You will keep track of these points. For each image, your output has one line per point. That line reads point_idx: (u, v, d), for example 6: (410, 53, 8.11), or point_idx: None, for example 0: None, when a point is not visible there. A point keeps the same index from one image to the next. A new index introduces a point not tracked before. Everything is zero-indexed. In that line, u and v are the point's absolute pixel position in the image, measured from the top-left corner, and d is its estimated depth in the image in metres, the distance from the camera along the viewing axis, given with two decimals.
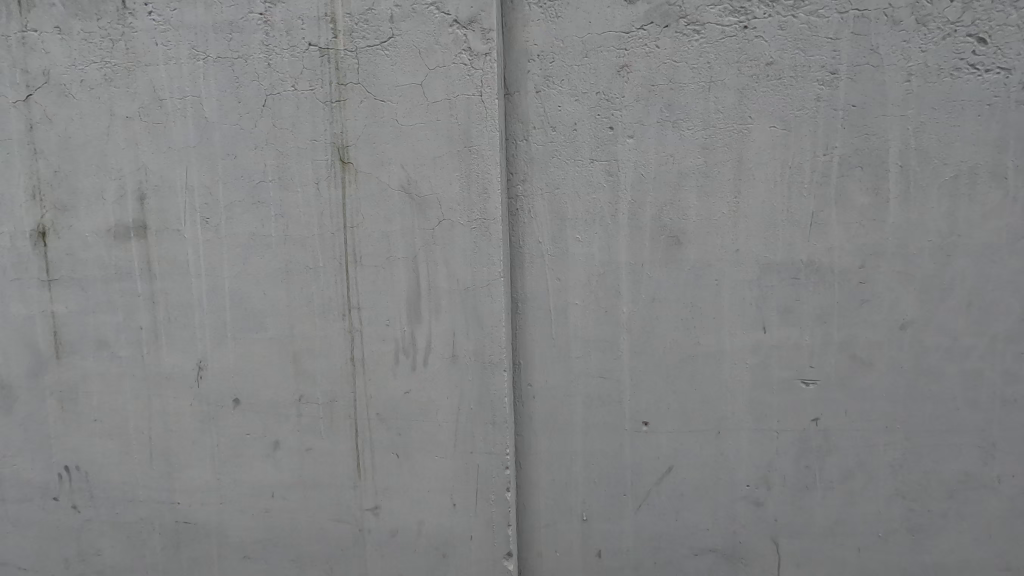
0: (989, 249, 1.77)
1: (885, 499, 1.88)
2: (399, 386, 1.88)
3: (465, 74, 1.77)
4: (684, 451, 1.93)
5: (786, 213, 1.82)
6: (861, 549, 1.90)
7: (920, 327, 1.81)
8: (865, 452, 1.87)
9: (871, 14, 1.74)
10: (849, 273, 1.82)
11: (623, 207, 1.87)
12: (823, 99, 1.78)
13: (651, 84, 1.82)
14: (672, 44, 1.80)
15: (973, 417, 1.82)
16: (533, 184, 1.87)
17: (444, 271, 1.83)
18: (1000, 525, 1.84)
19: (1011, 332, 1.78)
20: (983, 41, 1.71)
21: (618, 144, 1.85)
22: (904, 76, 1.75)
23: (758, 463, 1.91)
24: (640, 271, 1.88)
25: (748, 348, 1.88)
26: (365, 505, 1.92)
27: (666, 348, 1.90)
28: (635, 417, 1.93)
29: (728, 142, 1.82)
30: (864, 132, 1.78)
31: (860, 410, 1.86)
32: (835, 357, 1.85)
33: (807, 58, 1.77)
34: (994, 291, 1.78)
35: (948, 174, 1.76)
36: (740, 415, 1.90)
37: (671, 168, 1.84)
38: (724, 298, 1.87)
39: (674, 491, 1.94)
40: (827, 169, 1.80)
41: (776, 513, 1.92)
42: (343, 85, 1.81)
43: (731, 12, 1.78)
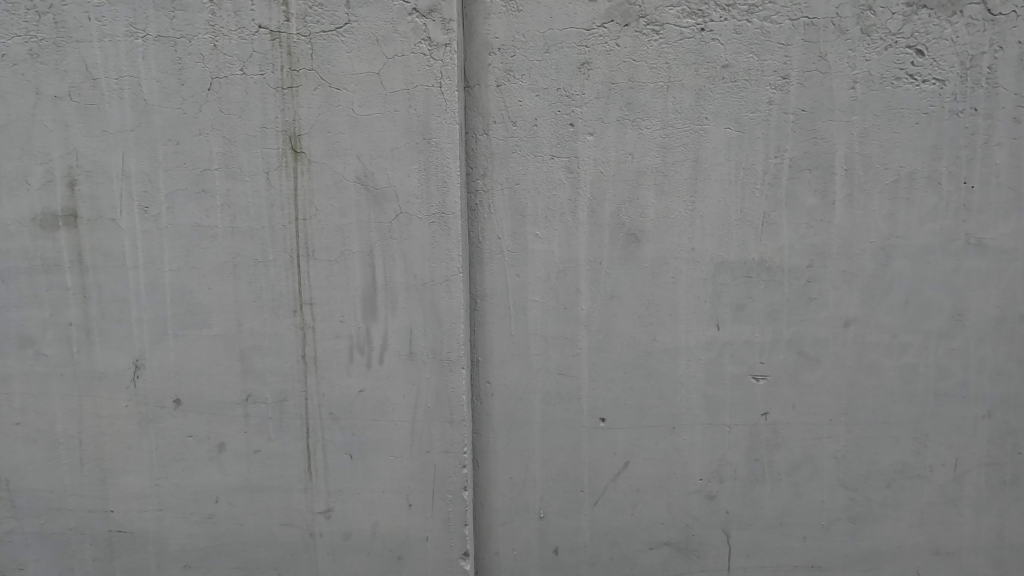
0: (925, 251, 1.86)
1: (828, 490, 1.95)
2: (353, 384, 1.82)
3: (425, 65, 1.73)
4: (640, 447, 1.95)
5: (739, 213, 1.87)
6: (807, 538, 1.97)
7: (863, 324, 1.89)
8: (811, 445, 1.94)
9: (820, 23, 1.80)
10: (798, 272, 1.88)
11: (583, 204, 1.87)
12: (775, 103, 1.83)
13: (612, 81, 1.83)
14: (632, 43, 1.82)
15: (909, 410, 1.92)
16: (493, 179, 1.85)
17: (401, 267, 1.79)
18: (932, 512, 1.95)
19: (943, 329, 1.89)
20: (921, 53, 1.81)
21: (579, 141, 1.85)
22: (850, 83, 1.82)
23: (710, 457, 1.95)
24: (599, 267, 1.89)
25: (703, 345, 1.91)
26: (316, 508, 1.85)
27: (624, 345, 1.92)
28: (592, 413, 1.94)
29: (685, 142, 1.85)
30: (813, 135, 1.84)
31: (807, 404, 1.92)
32: (784, 354, 1.91)
33: (760, 62, 1.82)
34: (929, 290, 1.87)
35: (889, 178, 1.85)
36: (694, 411, 1.94)
37: (631, 166, 1.86)
38: (680, 295, 1.90)
39: (630, 486, 1.97)
40: (778, 170, 1.85)
41: (728, 506, 1.97)
42: (296, 71, 1.73)
43: (689, 14, 1.81)
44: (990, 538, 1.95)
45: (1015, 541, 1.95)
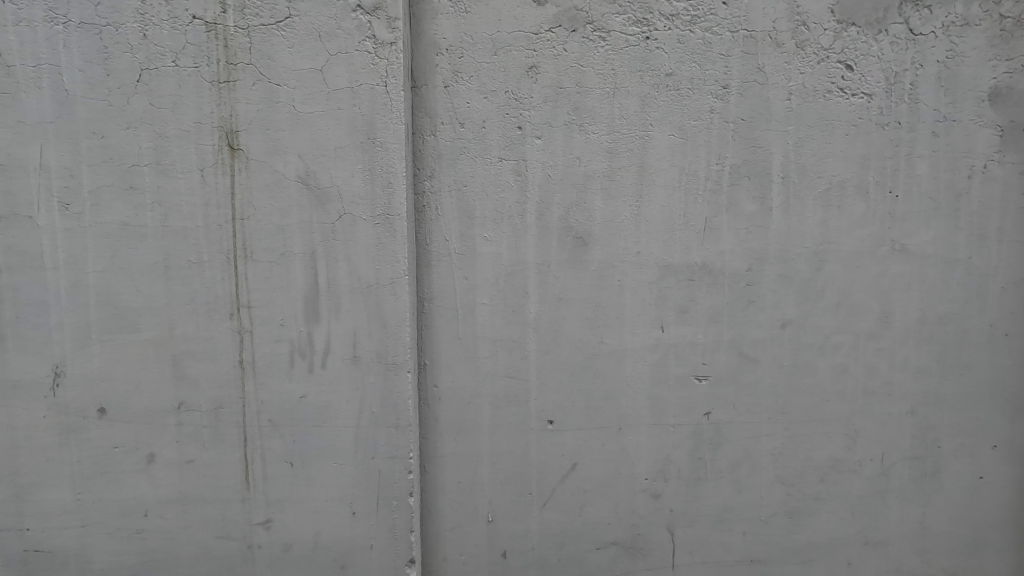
0: (854, 256, 1.96)
1: (767, 486, 2.02)
2: (295, 390, 1.76)
3: (370, 63, 1.69)
4: (588, 449, 1.97)
5: (683, 217, 1.92)
6: (746, 533, 2.04)
7: (798, 326, 1.97)
8: (750, 443, 2.00)
9: (758, 36, 1.87)
10: (738, 276, 1.94)
11: (531, 207, 1.88)
12: (716, 111, 1.89)
13: (559, 86, 1.85)
14: (579, 48, 1.84)
15: (841, 408, 2.01)
16: (441, 181, 1.85)
17: (345, 269, 1.74)
18: (861, 504, 2.05)
19: (872, 330, 1.99)
20: (850, 68, 1.90)
21: (527, 144, 1.86)
22: (786, 95, 1.90)
23: (655, 457, 1.99)
24: (547, 270, 1.90)
25: (648, 347, 1.95)
26: (255, 519, 1.78)
27: (572, 347, 1.93)
28: (540, 415, 1.95)
29: (631, 147, 1.88)
30: (752, 144, 1.91)
31: (746, 403, 1.99)
32: (725, 355, 1.97)
33: (702, 72, 1.87)
34: (858, 293, 1.97)
35: (822, 186, 1.93)
36: (640, 412, 1.97)
37: (578, 170, 1.88)
38: (627, 298, 1.93)
39: (578, 487, 1.98)
40: (719, 177, 1.91)
41: (672, 504, 2.01)
42: (233, 65, 1.67)
43: (635, 22, 1.85)
44: (913, 528, 2.06)
45: (936, 529, 2.07)
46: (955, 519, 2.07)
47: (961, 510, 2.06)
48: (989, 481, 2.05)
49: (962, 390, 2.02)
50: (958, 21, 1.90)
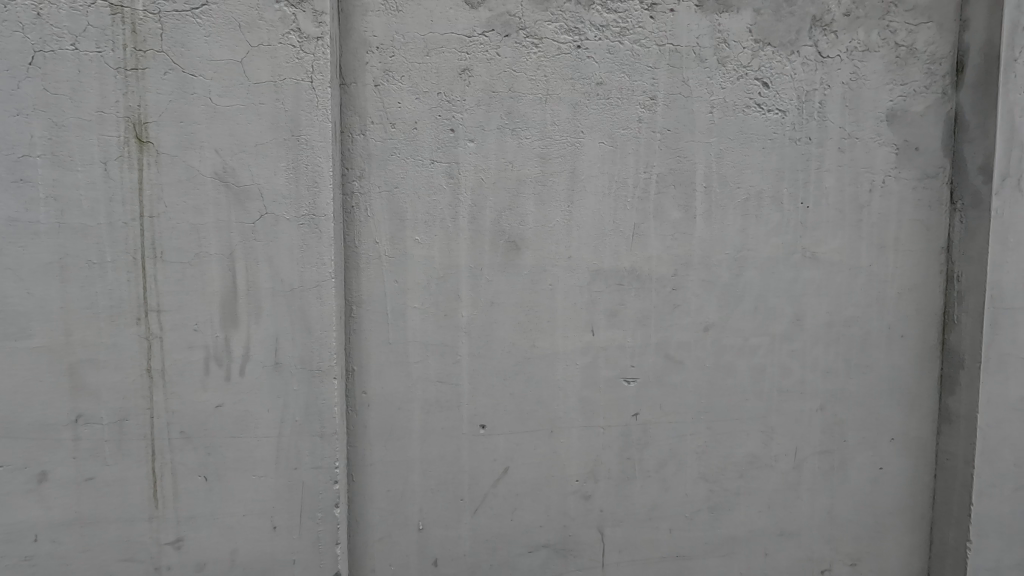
0: (770, 262, 2.07)
1: (691, 483, 2.10)
2: (210, 400, 1.66)
3: (294, 57, 1.62)
4: (519, 453, 1.98)
5: (612, 223, 1.96)
6: (672, 530, 2.10)
7: (720, 329, 2.06)
8: (676, 442, 2.07)
9: (683, 50, 1.95)
10: (664, 281, 2.01)
11: (463, 210, 1.87)
12: (644, 121, 1.95)
13: (492, 90, 1.85)
14: (512, 53, 1.86)
15: (758, 407, 2.12)
16: (371, 182, 1.82)
17: (266, 271, 1.66)
18: (777, 497, 2.16)
19: (786, 332, 2.11)
20: (766, 86, 2.02)
21: (459, 146, 1.85)
22: (708, 108, 1.98)
23: (586, 459, 2.02)
24: (479, 274, 1.90)
25: (579, 350, 1.98)
26: (163, 538, 1.66)
27: (504, 351, 1.94)
28: (472, 420, 1.94)
29: (563, 153, 1.91)
30: (677, 153, 1.98)
31: (672, 404, 2.06)
32: (652, 357, 2.03)
33: (631, 82, 1.93)
34: (774, 298, 2.09)
35: (741, 196, 2.04)
36: (570, 414, 2.00)
37: (511, 175, 1.89)
38: (558, 302, 1.95)
39: (509, 492, 1.98)
40: (647, 185, 1.97)
41: (602, 505, 2.05)
42: (142, 51, 1.56)
43: (566, 31, 1.88)
44: (823, 518, 2.20)
45: (843, 518, 2.22)
46: (859, 508, 2.22)
47: (864, 499, 2.22)
48: (888, 471, 2.23)
49: (864, 388, 2.18)
50: (860, 47, 2.06)
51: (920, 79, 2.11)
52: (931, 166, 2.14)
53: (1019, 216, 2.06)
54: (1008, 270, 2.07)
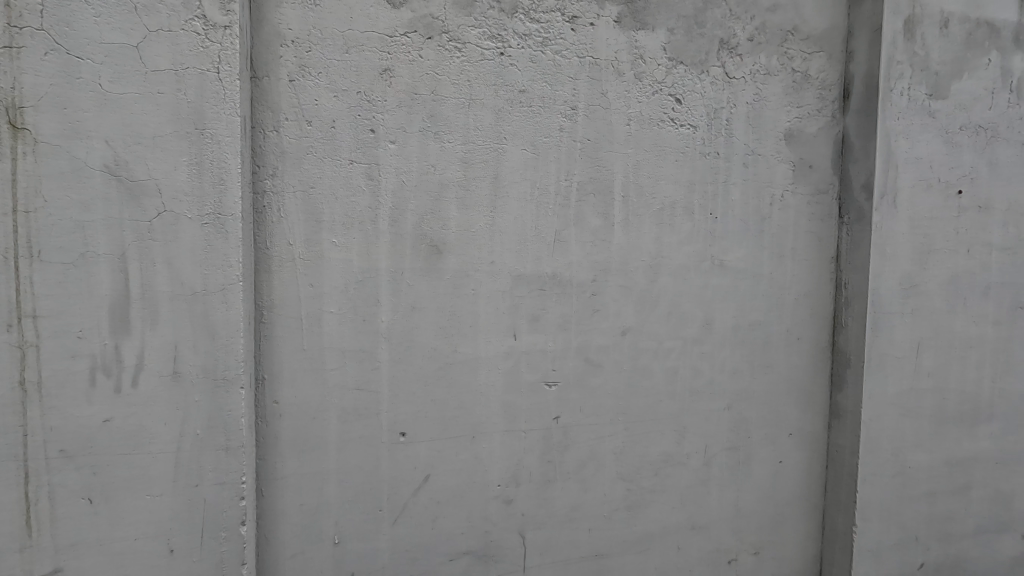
0: (683, 269, 2.18)
1: (609, 484, 2.16)
2: (96, 414, 1.51)
3: (199, 45, 1.52)
4: (440, 460, 1.95)
5: (534, 229, 1.99)
6: (592, 529, 2.15)
7: (636, 333, 2.14)
8: (595, 443, 2.13)
9: (602, 63, 2.02)
10: (584, 286, 2.06)
11: (383, 212, 1.83)
12: (565, 130, 2.00)
13: (414, 92, 1.83)
14: (434, 56, 1.84)
15: (672, 407, 2.21)
16: (284, 181, 1.74)
17: (165, 273, 1.54)
18: (689, 493, 2.27)
19: (697, 336, 2.22)
20: (679, 102, 2.13)
21: (380, 147, 1.81)
22: (626, 120, 2.06)
23: (508, 463, 2.03)
24: (400, 278, 1.86)
25: (501, 355, 1.99)
26: (38, 570, 1.50)
27: (425, 357, 1.91)
28: (392, 427, 1.89)
29: (485, 159, 1.92)
30: (597, 163, 2.04)
31: (591, 406, 2.11)
32: (573, 361, 2.07)
33: (552, 92, 1.97)
34: (686, 303, 2.19)
35: (656, 206, 2.13)
36: (493, 419, 1.99)
37: (433, 178, 1.87)
38: (481, 307, 1.95)
39: (430, 500, 1.95)
40: (567, 193, 2.02)
41: (523, 508, 2.06)
42: (18, 28, 1.41)
43: (490, 37, 1.89)
44: (731, 511, 2.34)
45: (748, 510, 2.36)
46: (761, 500, 2.38)
47: (766, 491, 2.38)
48: (787, 464, 2.40)
49: (766, 387, 2.33)
50: (762, 70, 2.22)
51: (813, 103, 2.30)
52: (822, 183, 2.34)
53: (894, 230, 2.30)
54: (886, 279, 2.30)
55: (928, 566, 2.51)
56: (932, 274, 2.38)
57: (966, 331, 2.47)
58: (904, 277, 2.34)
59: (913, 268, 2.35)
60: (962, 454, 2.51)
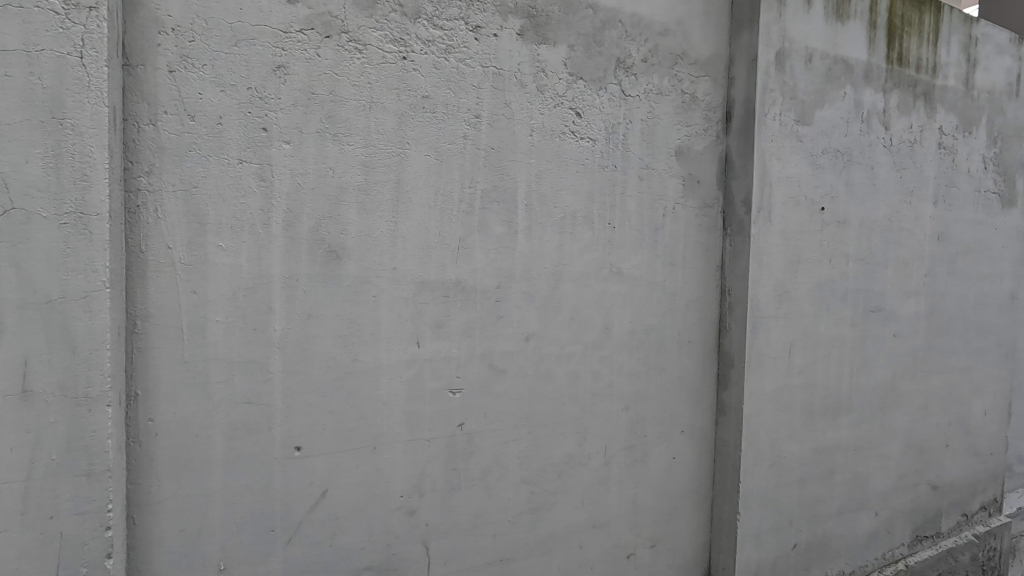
0: (584, 276, 2.26)
1: (514, 488, 2.19)
2: None
3: (57, 25, 1.37)
4: (339, 474, 1.88)
5: (438, 235, 1.98)
6: (496, 535, 2.16)
7: (540, 338, 2.19)
8: (499, 449, 2.14)
9: (506, 74, 2.06)
10: (488, 293, 2.08)
11: (276, 215, 1.74)
12: (469, 138, 2.01)
13: (311, 91, 1.76)
14: (333, 55, 1.78)
15: (574, 410, 2.28)
16: (163, 179, 1.60)
17: (13, 279, 1.36)
18: (590, 492, 2.35)
19: (597, 340, 2.31)
20: (579, 115, 2.21)
21: (273, 147, 1.72)
22: (528, 131, 2.11)
23: (410, 473, 1.99)
24: (295, 284, 1.78)
25: (404, 363, 1.95)
26: None
27: (323, 367, 1.83)
28: (286, 442, 1.79)
29: (387, 163, 1.88)
30: (500, 171, 2.07)
31: (495, 412, 2.13)
32: (477, 368, 2.08)
33: (456, 99, 1.98)
34: (587, 309, 2.28)
35: (558, 215, 2.20)
36: (395, 429, 1.95)
37: (331, 181, 1.80)
38: (382, 314, 1.91)
39: (328, 516, 1.87)
40: (471, 200, 2.03)
41: (427, 518, 2.03)
42: None
43: (392, 40, 1.86)
44: (629, 507, 2.44)
45: (644, 505, 2.48)
46: (657, 495, 2.51)
47: (661, 487, 2.52)
48: (679, 460, 2.56)
49: (660, 388, 2.48)
50: (655, 90, 2.37)
51: (700, 123, 2.49)
52: (708, 197, 2.53)
53: (769, 242, 2.54)
54: (762, 286, 2.53)
55: (800, 545, 2.77)
56: (800, 281, 2.65)
57: (829, 333, 2.77)
58: (778, 284, 2.58)
59: (785, 276, 2.60)
60: (826, 443, 2.81)
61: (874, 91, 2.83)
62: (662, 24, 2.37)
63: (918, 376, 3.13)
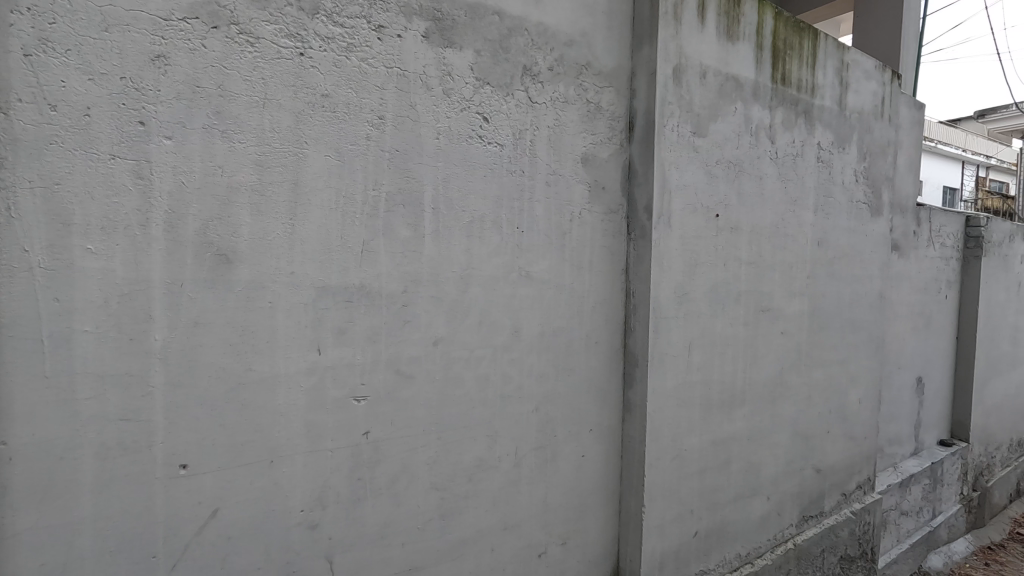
0: (493, 280, 2.28)
1: (423, 495, 2.16)
2: None
3: None
4: (231, 491, 1.77)
5: (340, 238, 1.92)
6: (405, 543, 2.13)
7: (448, 343, 2.18)
8: (407, 456, 2.11)
9: (410, 76, 2.03)
10: (394, 297, 2.04)
11: (156, 216, 1.61)
12: (372, 139, 1.97)
13: (195, 84, 1.65)
14: (221, 47, 1.68)
15: (484, 414, 2.29)
16: (17, 174, 1.44)
17: None
18: (501, 494, 2.36)
19: (506, 343, 2.33)
20: (486, 120, 2.23)
21: (152, 143, 1.60)
22: (435, 134, 2.10)
23: (312, 487, 1.91)
24: (179, 291, 1.66)
25: (303, 371, 1.87)
26: None
27: (212, 378, 1.72)
28: (169, 460, 1.67)
29: (283, 163, 1.80)
30: (405, 174, 2.04)
31: (403, 419, 2.09)
32: (383, 374, 2.03)
33: (358, 99, 1.93)
34: (496, 312, 2.29)
35: (466, 219, 2.20)
36: (294, 440, 1.87)
37: (220, 180, 1.70)
38: (279, 321, 1.82)
39: (219, 536, 1.76)
40: (375, 203, 1.98)
41: (330, 532, 1.96)
42: None
43: (287, 35, 1.79)
44: (540, 507, 2.48)
45: (555, 504, 2.53)
46: (567, 493, 2.57)
47: (571, 485, 2.58)
48: (587, 458, 2.63)
49: (569, 388, 2.54)
50: (561, 98, 2.43)
51: (604, 132, 2.59)
52: (613, 203, 2.63)
53: (669, 246, 2.68)
54: (663, 288, 2.66)
55: (700, 532, 2.94)
56: (698, 283, 2.82)
57: (724, 331, 2.96)
58: (677, 286, 2.73)
59: (683, 278, 2.75)
60: (722, 435, 3.00)
61: (761, 108, 3.07)
62: (567, 34, 2.43)
63: (802, 369, 3.42)
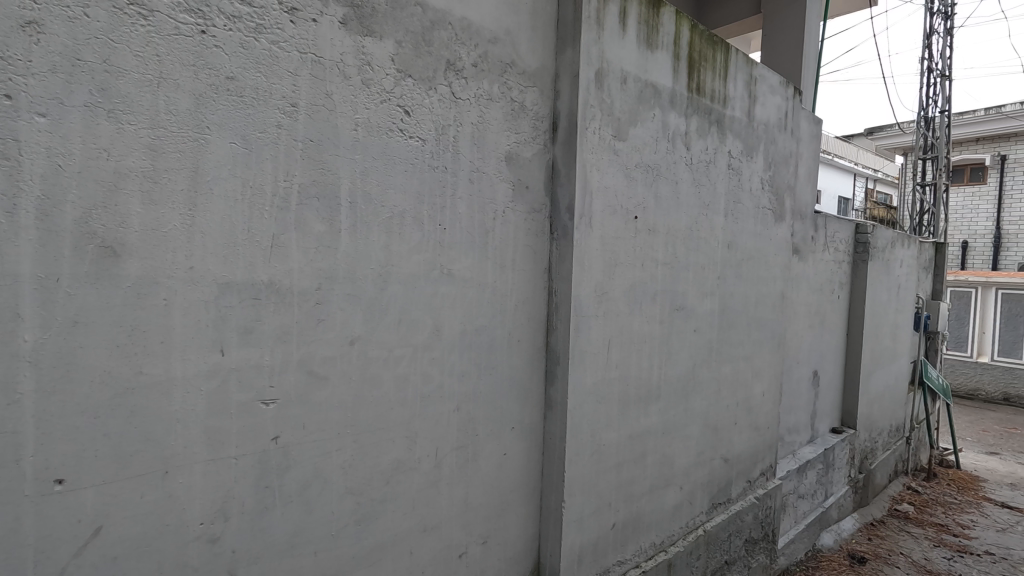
0: (413, 278, 2.23)
1: (338, 500, 2.07)
2: None
3: None
4: (118, 505, 1.61)
5: (245, 231, 1.80)
6: (318, 552, 2.04)
7: (365, 342, 2.10)
8: (320, 461, 2.02)
9: (326, 63, 1.94)
10: (307, 295, 1.94)
11: (26, 203, 1.44)
12: (284, 127, 1.86)
13: (75, 57, 1.48)
14: (107, 18, 1.52)
15: (402, 415, 2.23)
16: None
17: None
18: (421, 496, 2.32)
19: (426, 342, 2.29)
20: (407, 113, 2.17)
21: (21, 120, 1.42)
22: (353, 124, 2.02)
23: (211, 498, 1.78)
24: (55, 286, 1.48)
25: (203, 374, 1.74)
26: None
27: (94, 383, 1.55)
28: (42, 476, 1.49)
29: (181, 149, 1.66)
30: (320, 166, 1.95)
31: (316, 422, 1.99)
32: (293, 376, 1.93)
33: (268, 84, 1.81)
34: (416, 310, 2.25)
35: (385, 215, 2.13)
36: (191, 449, 1.73)
37: (105, 165, 1.54)
38: (175, 320, 1.67)
39: (103, 556, 1.60)
40: (286, 195, 1.88)
41: (234, 545, 1.84)
42: None
43: (186, 10, 1.64)
44: (460, 506, 2.46)
45: (476, 504, 2.52)
46: (488, 492, 2.57)
47: (492, 483, 2.58)
48: (509, 456, 2.64)
49: (490, 387, 2.53)
50: (484, 96, 2.41)
51: (527, 131, 2.60)
52: (536, 203, 2.65)
53: (589, 246, 2.74)
54: (583, 287, 2.72)
55: (617, 524, 3.04)
56: (616, 283, 2.90)
57: (641, 329, 3.07)
58: (596, 285, 2.79)
59: (603, 278, 2.82)
60: (638, 429, 3.11)
61: (677, 116, 3.20)
62: (491, 31, 2.42)
63: (712, 365, 3.62)
